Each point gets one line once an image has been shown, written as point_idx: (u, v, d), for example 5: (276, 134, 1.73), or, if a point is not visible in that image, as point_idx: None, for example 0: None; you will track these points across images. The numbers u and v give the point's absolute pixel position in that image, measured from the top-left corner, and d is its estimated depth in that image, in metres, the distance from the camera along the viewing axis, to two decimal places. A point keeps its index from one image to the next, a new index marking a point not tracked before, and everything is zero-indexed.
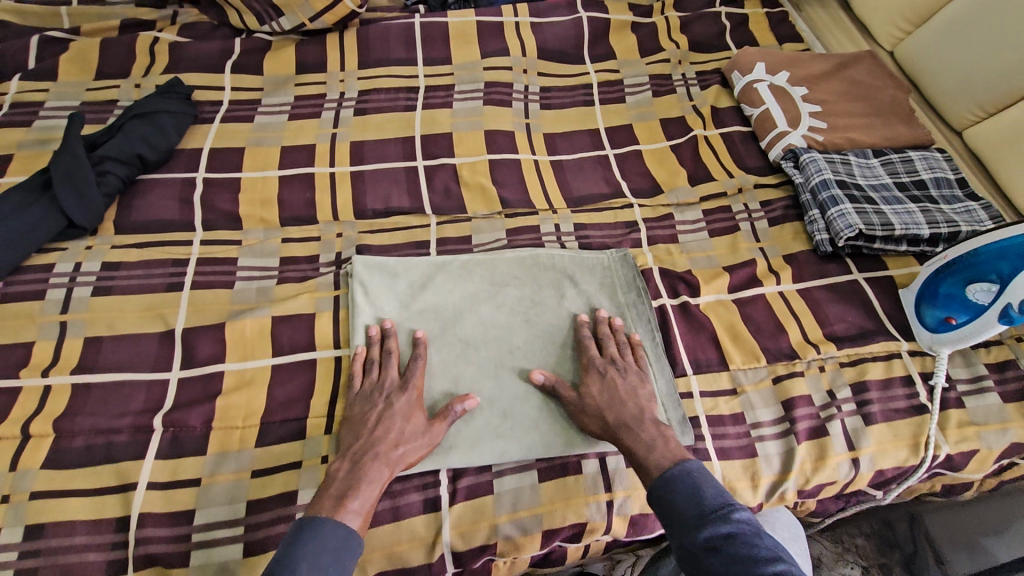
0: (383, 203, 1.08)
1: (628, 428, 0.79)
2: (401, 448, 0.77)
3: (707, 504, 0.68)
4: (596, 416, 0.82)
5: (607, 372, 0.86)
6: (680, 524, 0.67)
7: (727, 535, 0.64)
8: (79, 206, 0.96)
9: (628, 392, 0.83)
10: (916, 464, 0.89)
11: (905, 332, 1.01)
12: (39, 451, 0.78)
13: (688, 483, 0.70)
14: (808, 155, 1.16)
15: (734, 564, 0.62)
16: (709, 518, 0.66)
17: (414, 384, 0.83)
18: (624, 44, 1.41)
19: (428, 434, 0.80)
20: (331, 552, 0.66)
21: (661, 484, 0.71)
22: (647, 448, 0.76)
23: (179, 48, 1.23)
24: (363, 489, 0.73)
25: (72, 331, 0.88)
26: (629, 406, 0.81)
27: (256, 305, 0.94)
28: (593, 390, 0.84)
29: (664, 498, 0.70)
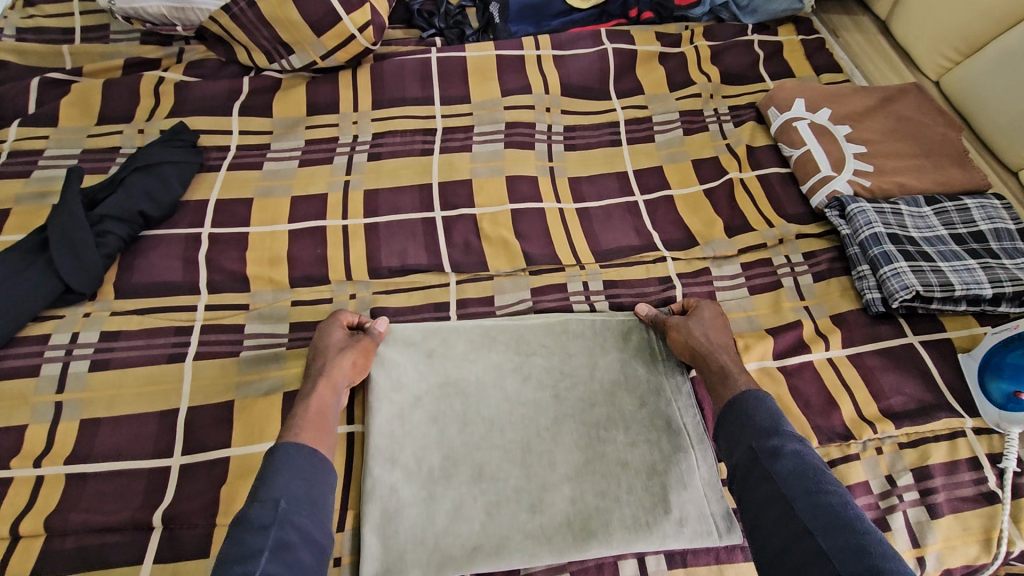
0: (400, 260, 1.01)
1: (722, 356, 0.86)
2: (331, 363, 0.82)
3: (781, 423, 0.75)
4: (689, 333, 0.89)
5: (711, 307, 0.95)
6: (753, 432, 0.75)
7: (795, 451, 0.71)
8: (76, 269, 0.90)
9: (725, 333, 0.91)
10: (989, 562, 0.81)
11: (968, 406, 0.92)
12: (30, 555, 0.72)
13: (767, 405, 0.77)
14: (855, 205, 1.07)
15: (796, 470, 0.69)
16: (782, 433, 0.73)
17: (337, 312, 0.90)
18: (652, 77, 1.33)
19: (352, 342, 0.85)
20: (295, 471, 0.68)
21: (740, 401, 0.79)
22: (733, 372, 0.84)
23: (185, 89, 1.17)
24: (302, 405, 0.78)
25: (68, 413, 0.82)
26: (727, 340, 0.90)
27: (265, 378, 0.87)
28: (700, 319, 0.91)
29: (741, 413, 0.78)
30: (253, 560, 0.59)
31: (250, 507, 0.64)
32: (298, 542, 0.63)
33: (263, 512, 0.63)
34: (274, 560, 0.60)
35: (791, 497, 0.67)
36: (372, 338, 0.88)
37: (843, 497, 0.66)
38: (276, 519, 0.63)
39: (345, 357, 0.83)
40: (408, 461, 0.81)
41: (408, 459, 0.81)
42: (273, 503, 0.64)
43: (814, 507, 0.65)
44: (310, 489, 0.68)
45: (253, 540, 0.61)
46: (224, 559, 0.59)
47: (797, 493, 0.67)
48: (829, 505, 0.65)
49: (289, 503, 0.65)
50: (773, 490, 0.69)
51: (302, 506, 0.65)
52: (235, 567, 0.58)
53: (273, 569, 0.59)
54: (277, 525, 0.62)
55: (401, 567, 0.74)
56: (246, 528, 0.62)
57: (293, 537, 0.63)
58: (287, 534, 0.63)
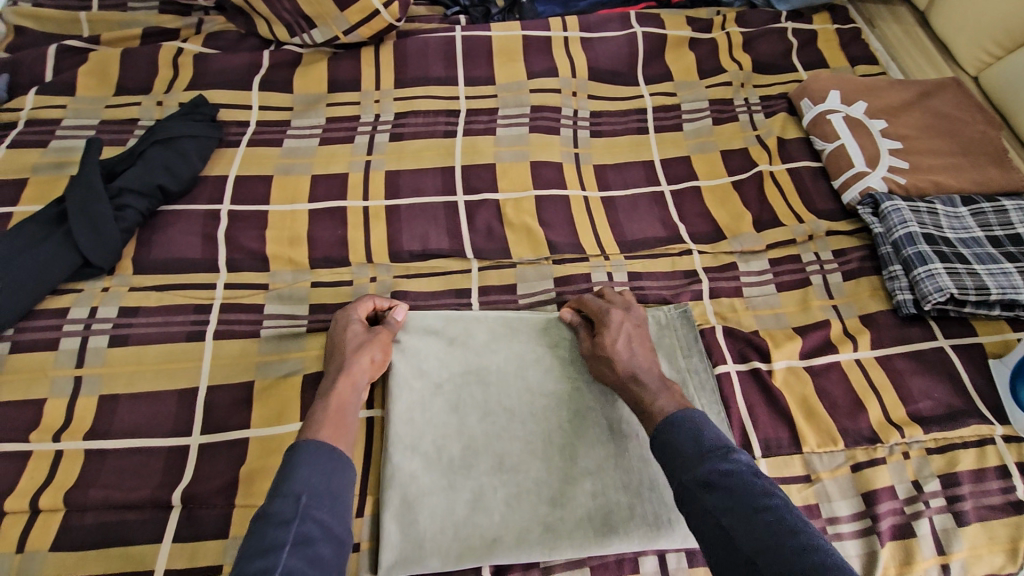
0: (421, 244, 0.99)
1: (639, 378, 0.80)
2: (348, 358, 0.80)
3: (706, 444, 0.67)
4: (609, 362, 0.83)
5: (619, 312, 0.87)
6: (681, 463, 0.67)
7: (724, 472, 0.64)
8: (96, 243, 0.89)
9: (642, 343, 0.84)
10: (1014, 572, 0.80)
11: (998, 413, 0.90)
12: (48, 530, 0.71)
13: (686, 428, 0.70)
14: (890, 203, 1.04)
15: (730, 500, 0.62)
16: (708, 456, 0.66)
17: (359, 300, 0.87)
18: (681, 63, 1.29)
19: (369, 338, 0.83)
20: (314, 466, 0.66)
21: (663, 428, 0.72)
22: (653, 395, 0.77)
23: (205, 61, 1.14)
24: (323, 401, 0.75)
25: (88, 387, 0.81)
26: (642, 360, 0.82)
27: (285, 359, 0.86)
28: (608, 338, 0.84)
29: (666, 440, 0.70)
30: (274, 553, 0.58)
31: (272, 501, 0.63)
32: (319, 536, 0.62)
33: (284, 507, 0.62)
34: (295, 555, 0.59)
35: (730, 528, 0.60)
36: (390, 331, 0.85)
37: (782, 512, 0.60)
38: (298, 514, 0.62)
39: (363, 354, 0.81)
40: (428, 450, 0.80)
41: (428, 447, 0.80)
42: (294, 498, 0.63)
43: (752, 533, 0.59)
44: (331, 484, 0.66)
45: (274, 533, 0.60)
46: (247, 552, 0.59)
47: (735, 522, 0.60)
48: (769, 529, 0.59)
49: (310, 497, 0.63)
50: (711, 525, 0.62)
51: (323, 502, 0.64)
52: (257, 560, 0.58)
53: (295, 563, 0.58)
54: (299, 520, 0.61)
55: (422, 555, 0.74)
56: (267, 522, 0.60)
57: (315, 531, 0.62)
58: (310, 528, 0.62)
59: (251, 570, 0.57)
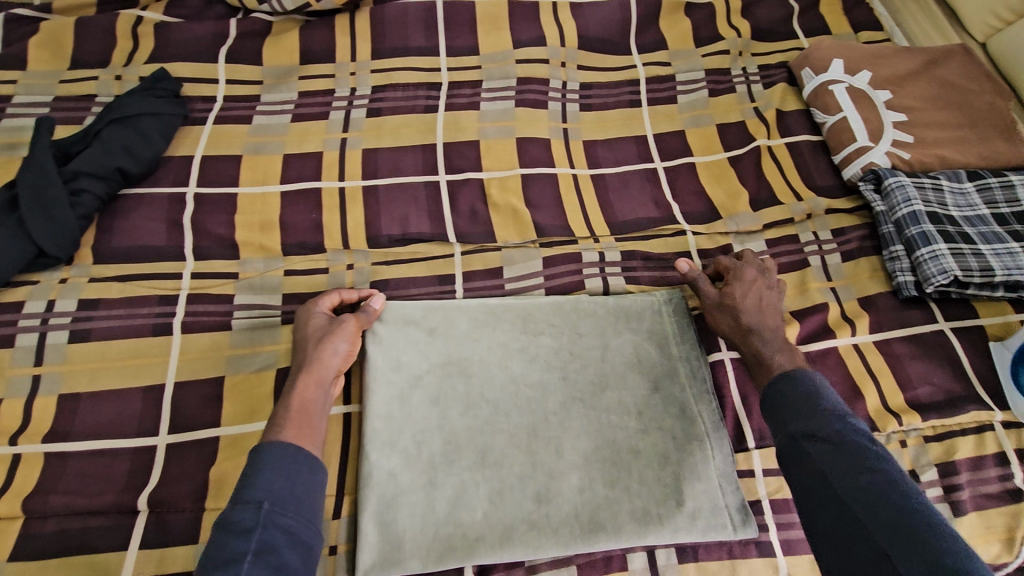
0: (400, 228, 0.94)
1: (760, 333, 0.81)
2: (316, 349, 0.76)
3: (823, 401, 0.69)
4: (730, 314, 0.84)
5: (754, 272, 0.87)
6: (792, 413, 0.70)
7: (839, 433, 0.65)
8: (50, 232, 0.83)
9: (770, 303, 0.84)
10: (1009, 561, 0.78)
11: (998, 398, 0.88)
12: (8, 537, 0.68)
13: (806, 384, 0.72)
14: (893, 179, 0.99)
15: (838, 453, 0.64)
16: (823, 411, 0.68)
17: (321, 296, 0.82)
18: (676, 30, 1.21)
19: (333, 329, 0.78)
20: (278, 470, 0.63)
21: (778, 381, 0.74)
22: (772, 350, 0.79)
23: (166, 31, 1.07)
24: (285, 400, 0.72)
25: (46, 386, 0.77)
26: (770, 318, 0.83)
27: (258, 352, 0.82)
28: (737, 291, 0.85)
29: (779, 391, 0.73)
30: (234, 565, 0.56)
31: (233, 508, 0.60)
32: (283, 543, 0.59)
33: (245, 515, 0.59)
34: (257, 565, 0.56)
35: (834, 481, 0.63)
36: (360, 319, 0.80)
37: (892, 475, 0.62)
38: (259, 522, 0.59)
39: (328, 346, 0.77)
40: (408, 445, 0.76)
41: (407, 443, 0.77)
42: (255, 505, 0.60)
43: (858, 488, 0.61)
44: (296, 486, 0.63)
45: (236, 543, 0.57)
46: (207, 563, 0.56)
47: (840, 476, 0.63)
48: (878, 486, 0.61)
49: (274, 503, 0.60)
50: (812, 474, 0.64)
51: (289, 506, 0.61)
52: (217, 572, 0.55)
53: (256, 573, 0.56)
54: (261, 527, 0.59)
55: (400, 556, 0.71)
56: (227, 531, 0.58)
57: (278, 539, 0.59)
58: (273, 535, 0.59)
59: None
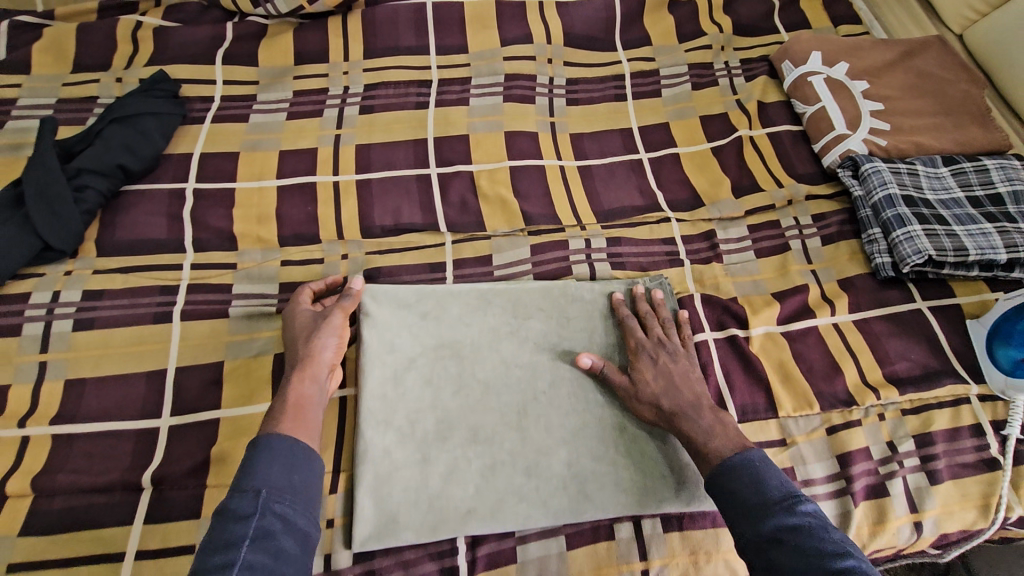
0: (393, 219, 0.97)
1: (685, 414, 0.76)
2: (305, 342, 0.79)
3: (770, 496, 0.66)
4: (649, 402, 0.78)
5: (655, 350, 0.82)
6: (742, 514, 0.66)
7: (794, 529, 0.63)
8: (55, 227, 0.86)
9: (683, 377, 0.79)
10: (984, 527, 0.81)
11: (974, 372, 0.90)
12: (17, 515, 0.70)
13: (747, 471, 0.68)
14: (870, 164, 1.02)
15: (801, 555, 0.61)
16: (775, 509, 0.65)
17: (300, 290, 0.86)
18: (660, 26, 1.25)
19: (322, 325, 0.81)
20: (275, 462, 0.65)
21: (725, 472, 0.69)
22: (705, 435, 0.73)
23: (165, 35, 1.10)
24: (281, 398, 0.74)
25: (52, 373, 0.80)
26: (685, 392, 0.78)
27: (256, 338, 0.85)
28: (646, 374, 0.80)
29: (725, 485, 0.69)
30: (233, 549, 0.58)
31: (232, 497, 0.62)
32: (279, 529, 0.61)
33: (244, 503, 0.61)
34: (255, 550, 0.58)
35: None
36: (346, 311, 0.83)
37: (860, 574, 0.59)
38: (257, 508, 0.61)
39: (319, 343, 0.79)
40: (401, 424, 0.79)
41: (401, 421, 0.79)
42: (253, 493, 0.62)
43: None
44: (294, 478, 0.65)
45: (233, 529, 0.60)
46: (207, 548, 0.59)
47: None
48: None
49: (271, 492, 0.63)
50: None
51: (287, 496, 0.63)
52: (216, 557, 0.58)
53: (253, 558, 0.58)
54: (258, 515, 0.61)
55: (395, 529, 0.73)
56: (225, 518, 0.60)
57: (275, 525, 0.61)
58: (270, 524, 0.61)
59: (210, 566, 0.57)
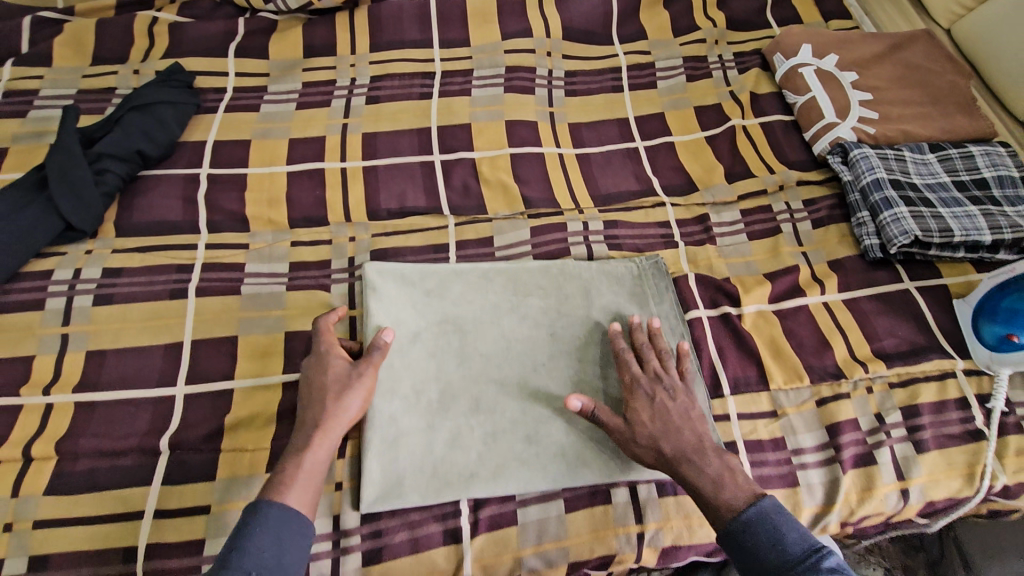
0: (398, 202, 1.01)
1: (688, 459, 0.73)
2: (330, 406, 0.74)
3: (792, 553, 0.66)
4: (649, 446, 0.75)
5: (651, 388, 0.79)
6: (764, 572, 0.66)
7: None
8: (77, 207, 0.91)
9: (682, 417, 0.76)
10: (970, 495, 0.84)
11: (960, 348, 0.93)
12: (42, 475, 0.74)
13: (766, 526, 0.68)
14: (858, 151, 1.06)
15: None
16: (796, 568, 0.65)
17: (322, 329, 0.81)
18: (655, 22, 1.29)
19: (350, 384, 0.76)
20: (267, 533, 0.65)
21: (741, 527, 0.69)
22: (712, 485, 0.72)
23: (180, 30, 1.15)
24: (295, 460, 0.71)
25: (74, 344, 0.83)
26: (686, 433, 0.75)
27: (268, 313, 0.89)
28: (643, 414, 0.77)
29: (744, 541, 0.68)
30: None
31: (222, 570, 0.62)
32: None
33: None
34: None
35: None
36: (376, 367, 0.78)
37: None
38: None
39: (345, 402, 0.75)
40: (406, 393, 0.83)
41: (406, 391, 0.83)
42: (242, 573, 0.62)
43: None
44: (281, 553, 0.65)
45: None
46: None
47: None
48: None
49: (259, 573, 0.62)
50: None
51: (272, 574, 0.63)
52: None
53: None
54: None
55: (401, 491, 0.77)
56: None
57: None
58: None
59: None
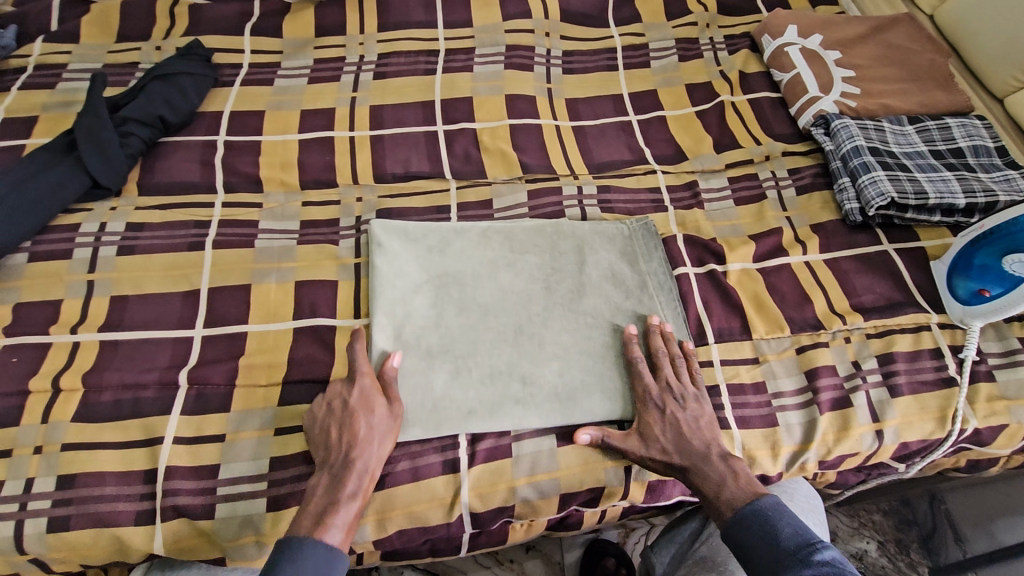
0: (403, 167, 1.08)
1: (696, 468, 0.79)
2: (374, 446, 0.77)
3: (784, 547, 0.71)
4: (661, 456, 0.80)
5: (665, 402, 0.84)
6: (761, 567, 0.71)
7: None
8: (104, 167, 0.97)
9: (692, 426, 0.82)
10: (942, 437, 0.89)
11: (935, 303, 0.98)
12: (70, 404, 0.80)
13: (759, 523, 0.74)
14: (839, 121, 1.11)
15: None
16: (790, 559, 0.70)
17: (362, 367, 0.82)
18: (649, 6, 1.35)
19: (390, 425, 0.80)
20: (312, 566, 0.68)
21: (738, 524, 0.75)
22: (717, 485, 0.78)
23: (199, 11, 1.22)
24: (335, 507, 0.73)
25: (99, 290, 0.89)
26: (695, 442, 0.80)
27: (279, 264, 0.94)
28: (656, 427, 0.82)
29: (742, 540, 0.74)
30: None
31: None
32: None
33: None
34: None
35: None
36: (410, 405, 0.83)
37: None
38: None
39: (387, 443, 0.78)
40: (410, 337, 0.88)
41: (410, 336, 0.88)
42: None
43: None
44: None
45: None
46: None
47: None
48: None
49: None
50: None
51: None
52: None
53: None
54: None
55: (402, 424, 0.82)
56: None
57: None
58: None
59: None
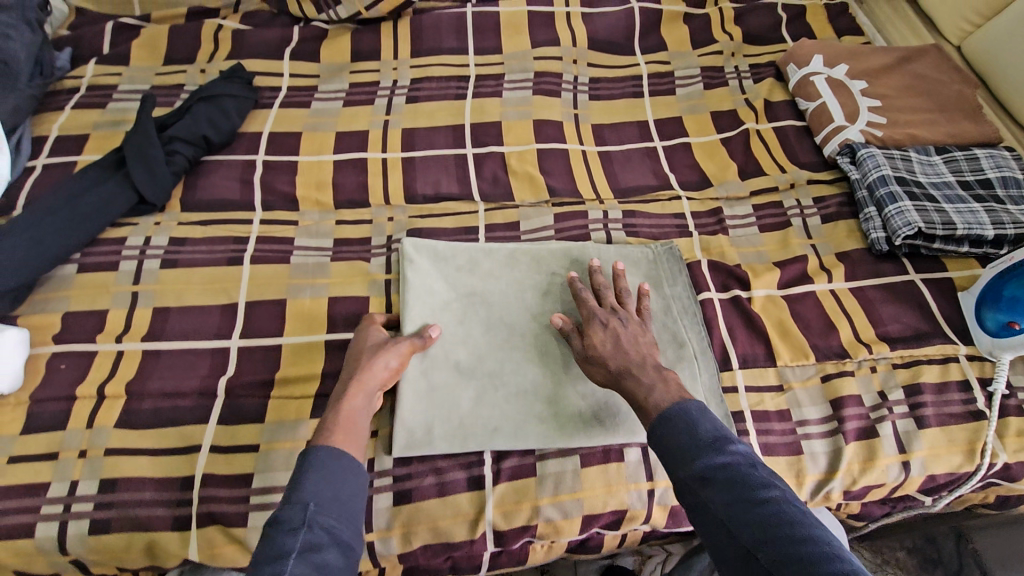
0: (433, 189, 1.11)
1: (630, 374, 0.77)
2: (365, 363, 0.81)
3: (701, 437, 0.66)
4: (600, 365, 0.81)
5: (607, 319, 0.85)
6: (671, 456, 0.66)
7: (720, 466, 0.63)
8: (151, 183, 1.02)
9: (631, 341, 0.81)
10: (971, 471, 0.88)
11: (962, 335, 0.98)
12: (113, 411, 0.84)
13: (680, 419, 0.68)
14: (865, 150, 1.12)
15: (728, 494, 0.61)
16: (705, 449, 0.65)
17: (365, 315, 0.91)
18: (675, 35, 1.38)
19: (382, 345, 0.84)
20: (322, 475, 0.65)
21: (660, 423, 0.69)
22: (647, 389, 0.74)
23: (242, 36, 1.28)
24: (334, 410, 0.76)
25: (142, 301, 0.93)
26: (631, 355, 0.79)
27: (313, 280, 0.98)
28: (595, 337, 0.83)
29: (658, 434, 0.69)
30: (282, 561, 0.57)
31: (282, 508, 0.62)
32: (326, 542, 0.60)
33: (292, 514, 0.61)
34: (303, 563, 0.57)
35: (737, 531, 0.59)
36: (414, 342, 0.86)
37: (781, 505, 0.59)
38: (305, 522, 0.61)
39: (378, 359, 0.82)
40: (438, 354, 0.90)
41: (437, 353, 0.90)
42: (302, 505, 0.62)
43: (761, 531, 0.58)
44: (340, 489, 0.65)
45: (284, 541, 0.59)
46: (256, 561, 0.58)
47: (742, 526, 0.59)
48: (783, 530, 0.57)
49: (319, 505, 0.62)
50: (710, 522, 0.61)
51: (332, 508, 0.63)
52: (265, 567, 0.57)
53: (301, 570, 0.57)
54: (306, 527, 0.60)
55: (430, 440, 0.84)
56: (275, 529, 0.60)
57: (323, 538, 0.60)
58: (317, 536, 0.60)
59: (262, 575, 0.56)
